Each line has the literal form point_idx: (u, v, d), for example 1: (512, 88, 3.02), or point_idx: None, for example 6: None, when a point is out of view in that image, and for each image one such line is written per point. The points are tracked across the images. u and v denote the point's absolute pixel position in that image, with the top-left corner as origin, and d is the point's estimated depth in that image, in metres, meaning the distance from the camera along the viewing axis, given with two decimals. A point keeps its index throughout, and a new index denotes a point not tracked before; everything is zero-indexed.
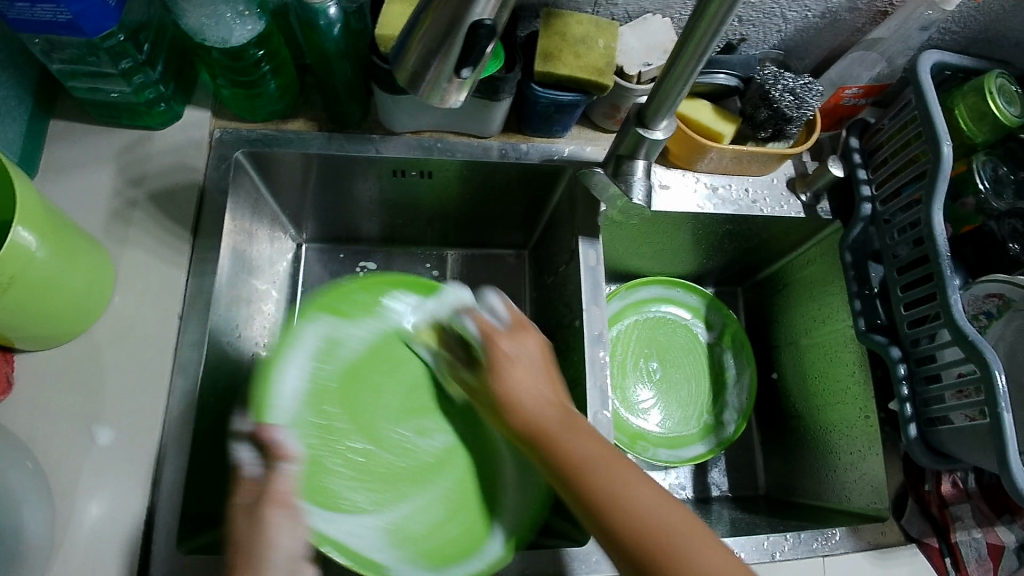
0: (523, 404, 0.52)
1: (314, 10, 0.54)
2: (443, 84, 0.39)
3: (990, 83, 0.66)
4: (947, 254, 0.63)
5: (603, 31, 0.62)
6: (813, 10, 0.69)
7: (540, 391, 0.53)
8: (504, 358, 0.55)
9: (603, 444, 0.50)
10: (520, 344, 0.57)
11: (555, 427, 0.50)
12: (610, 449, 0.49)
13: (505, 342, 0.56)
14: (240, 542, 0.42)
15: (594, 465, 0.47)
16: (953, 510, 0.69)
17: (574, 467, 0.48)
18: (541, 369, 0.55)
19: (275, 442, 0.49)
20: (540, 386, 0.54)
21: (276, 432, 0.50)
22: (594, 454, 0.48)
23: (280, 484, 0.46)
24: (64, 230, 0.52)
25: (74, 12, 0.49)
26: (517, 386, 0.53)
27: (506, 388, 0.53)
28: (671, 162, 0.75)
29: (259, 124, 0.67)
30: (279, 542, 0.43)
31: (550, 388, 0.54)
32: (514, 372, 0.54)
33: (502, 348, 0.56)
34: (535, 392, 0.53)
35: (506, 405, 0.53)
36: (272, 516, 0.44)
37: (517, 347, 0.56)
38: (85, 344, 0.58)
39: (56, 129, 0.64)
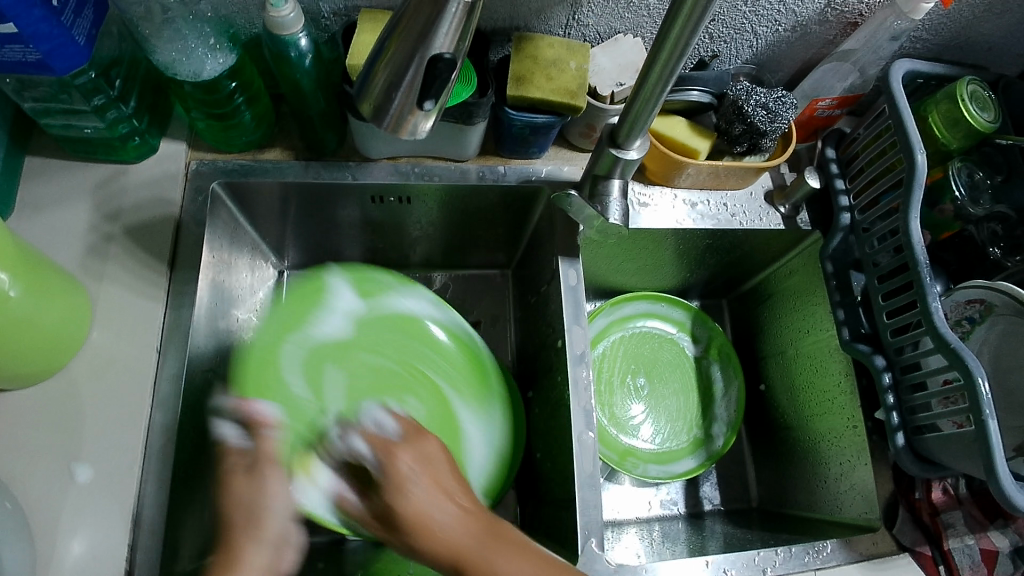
0: (438, 537, 0.43)
1: (284, 41, 0.54)
2: (406, 116, 0.39)
3: (961, 90, 0.67)
4: (926, 262, 0.63)
5: (574, 53, 0.63)
6: (783, 24, 0.69)
7: (445, 512, 0.44)
8: (403, 476, 0.46)
9: (551, 560, 0.44)
10: (412, 458, 0.47)
11: (476, 551, 0.43)
12: (545, 560, 0.44)
13: (404, 453, 0.47)
14: (234, 501, 0.46)
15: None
16: (945, 517, 0.68)
17: None
18: (439, 484, 0.46)
19: (255, 412, 0.53)
20: (444, 507, 0.45)
21: (257, 406, 0.54)
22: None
23: (269, 448, 0.49)
24: (38, 268, 0.52)
25: (43, 52, 0.50)
26: (422, 515, 0.44)
27: (411, 519, 0.44)
28: (649, 179, 0.75)
29: (236, 155, 0.67)
30: (277, 494, 0.47)
31: (455, 505, 0.45)
32: (420, 495, 0.45)
33: (399, 463, 0.46)
34: (442, 509, 0.44)
35: (418, 534, 0.44)
36: (270, 471, 0.48)
37: (411, 469, 0.46)
38: (62, 382, 0.58)
39: (32, 166, 0.64)
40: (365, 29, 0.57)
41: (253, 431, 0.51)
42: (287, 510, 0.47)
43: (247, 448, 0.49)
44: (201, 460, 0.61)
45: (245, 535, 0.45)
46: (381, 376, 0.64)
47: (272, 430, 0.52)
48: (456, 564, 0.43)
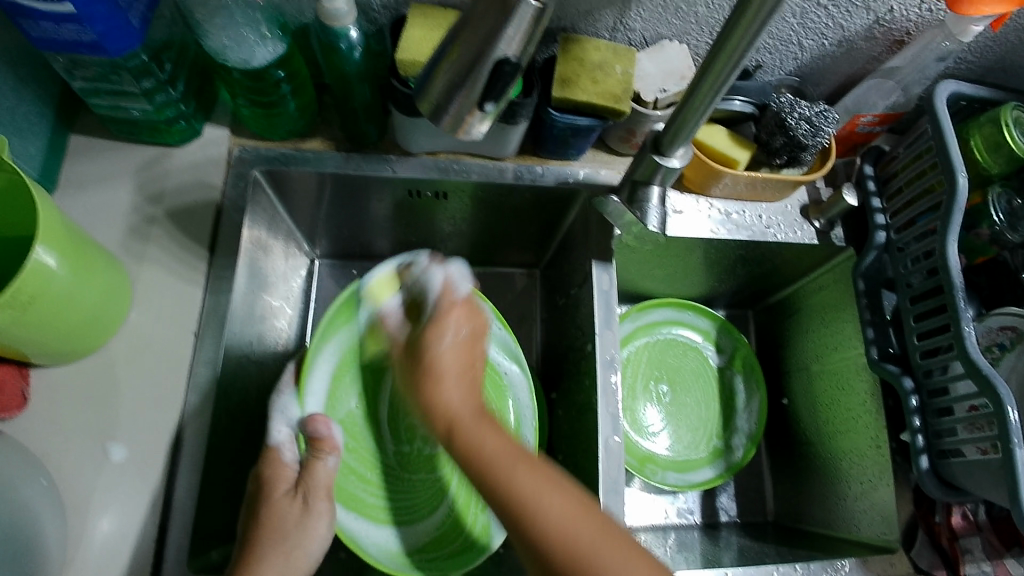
0: (443, 399, 0.52)
1: (335, 33, 0.54)
2: (464, 115, 0.39)
3: (1006, 115, 0.66)
4: (961, 285, 0.63)
5: (620, 57, 0.62)
6: (830, 38, 0.69)
7: (460, 394, 0.52)
8: (440, 333, 0.56)
9: (525, 453, 0.49)
10: (461, 317, 0.58)
11: (466, 424, 0.50)
12: (521, 450, 0.48)
13: (456, 313, 0.58)
14: (274, 522, 0.53)
15: (515, 470, 0.47)
16: (963, 542, 0.69)
17: (482, 464, 0.47)
18: (465, 370, 0.54)
19: (324, 433, 0.58)
20: (461, 391, 0.53)
21: (326, 422, 0.58)
22: (502, 450, 0.48)
23: (317, 474, 0.56)
24: (82, 247, 0.53)
25: (98, 33, 0.50)
26: (443, 385, 0.53)
27: (433, 368, 0.54)
28: (686, 187, 0.75)
29: (277, 142, 0.67)
30: (318, 533, 0.54)
31: (468, 391, 0.53)
32: (442, 359, 0.54)
33: (437, 337, 0.56)
34: (455, 387, 0.53)
35: (432, 378, 0.53)
36: (320, 507, 0.55)
37: (456, 329, 0.57)
38: (100, 360, 0.59)
39: (77, 145, 0.64)
40: (415, 24, 0.57)
41: (313, 450, 0.57)
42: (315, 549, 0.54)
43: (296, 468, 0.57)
44: (231, 444, 0.61)
45: (272, 557, 0.52)
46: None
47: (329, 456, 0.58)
48: (449, 420, 0.51)
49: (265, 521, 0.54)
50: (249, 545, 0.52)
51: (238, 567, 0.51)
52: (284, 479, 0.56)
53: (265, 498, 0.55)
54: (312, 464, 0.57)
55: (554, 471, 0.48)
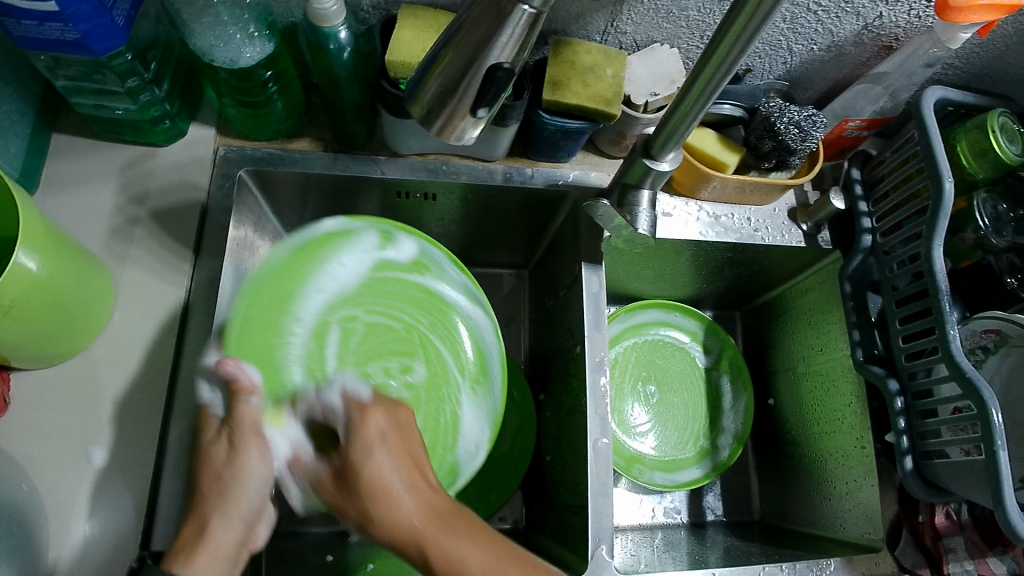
0: (394, 516, 0.48)
1: (325, 34, 0.54)
2: (456, 120, 0.39)
3: (993, 121, 0.67)
4: (946, 290, 0.63)
5: (611, 60, 0.62)
6: (819, 43, 0.69)
7: (410, 501, 0.48)
8: (367, 436, 0.51)
9: (502, 545, 0.47)
10: (379, 424, 0.52)
11: (427, 531, 0.47)
12: (495, 547, 0.47)
13: (373, 413, 0.52)
14: (210, 469, 0.49)
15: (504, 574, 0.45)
16: (946, 542, 0.70)
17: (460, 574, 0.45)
18: (402, 455, 0.51)
19: (236, 376, 0.53)
20: (408, 493, 0.49)
21: (238, 363, 0.53)
22: (481, 561, 0.45)
23: (250, 416, 0.52)
24: (65, 250, 0.52)
25: (82, 31, 0.49)
26: (384, 492, 0.48)
27: (370, 483, 0.49)
28: (675, 190, 0.75)
29: (263, 143, 0.66)
30: (253, 468, 0.50)
31: (415, 491, 0.49)
32: (379, 462, 0.50)
33: (365, 432, 0.51)
34: (399, 479, 0.49)
35: (378, 498, 0.48)
36: (252, 445, 0.51)
37: (382, 428, 0.52)
38: (83, 363, 0.58)
39: (59, 143, 0.63)
40: (405, 26, 0.56)
41: (233, 393, 0.52)
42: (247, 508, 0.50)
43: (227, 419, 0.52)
44: None
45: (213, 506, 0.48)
46: (383, 342, 0.63)
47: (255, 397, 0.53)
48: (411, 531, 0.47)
49: (202, 469, 0.50)
50: (193, 495, 0.49)
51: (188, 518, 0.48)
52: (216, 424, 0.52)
53: (203, 443, 0.51)
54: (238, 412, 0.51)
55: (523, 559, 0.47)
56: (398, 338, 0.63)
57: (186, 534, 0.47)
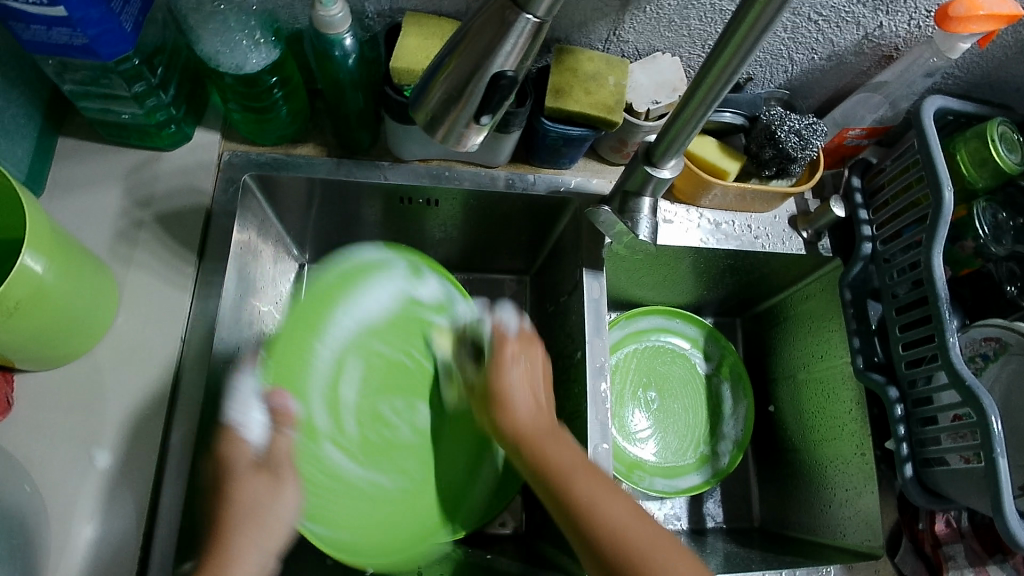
0: (514, 410, 0.56)
1: (330, 40, 0.54)
2: (459, 128, 0.40)
3: (992, 130, 0.68)
4: (946, 297, 0.64)
5: (613, 68, 0.63)
6: (820, 53, 0.70)
7: (528, 403, 0.57)
8: (506, 361, 0.58)
9: (589, 466, 0.54)
10: (516, 349, 0.59)
11: (535, 433, 0.55)
12: (588, 464, 0.54)
13: (511, 344, 0.59)
14: (243, 500, 0.49)
15: (574, 480, 0.52)
16: (947, 549, 0.70)
17: (549, 469, 0.53)
18: (531, 381, 0.58)
19: (279, 406, 0.53)
20: (528, 398, 0.57)
21: (284, 394, 0.54)
22: (574, 466, 0.53)
23: (286, 450, 0.52)
24: (71, 253, 0.52)
25: (90, 36, 0.49)
26: (512, 393, 0.57)
27: (500, 387, 0.57)
28: (676, 197, 0.76)
29: (268, 148, 0.67)
30: (287, 500, 0.50)
31: (535, 404, 0.57)
32: (514, 379, 0.57)
33: (505, 352, 0.59)
34: (524, 396, 0.57)
35: (498, 406, 0.57)
36: (288, 476, 0.51)
37: (518, 366, 0.58)
38: (87, 365, 0.58)
39: (65, 147, 0.64)
40: (409, 33, 0.57)
41: (275, 424, 0.53)
42: (264, 543, 0.48)
43: (261, 449, 0.51)
44: None
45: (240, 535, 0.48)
46: (398, 377, 0.61)
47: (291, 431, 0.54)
48: (518, 430, 0.56)
49: (233, 498, 0.49)
50: (220, 524, 0.48)
51: (209, 549, 0.47)
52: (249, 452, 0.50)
53: (229, 471, 0.50)
54: (277, 446, 0.51)
55: (617, 488, 0.53)
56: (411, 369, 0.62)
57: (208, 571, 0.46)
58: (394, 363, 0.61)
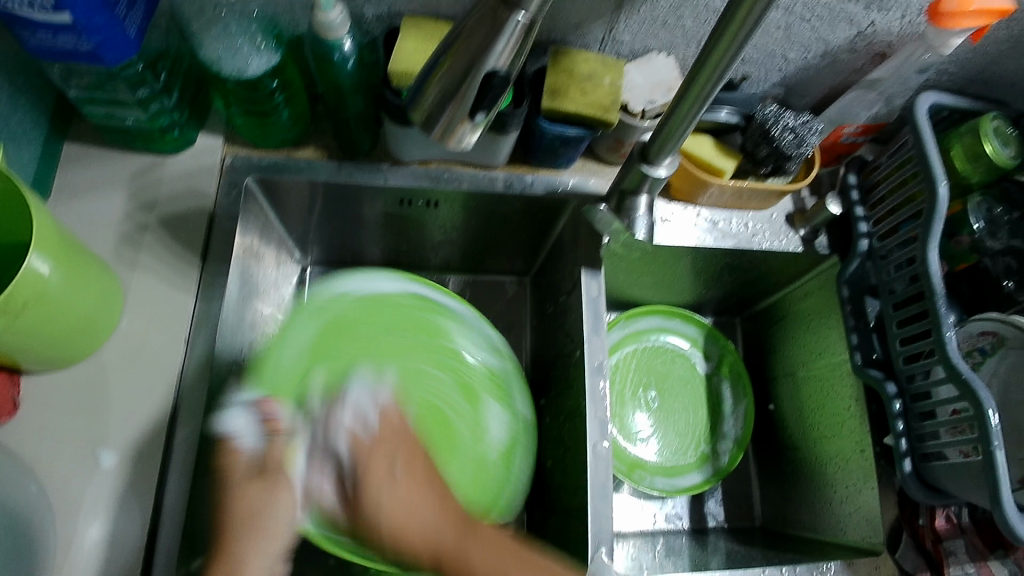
0: (371, 504, 0.46)
1: (329, 44, 0.55)
2: (456, 125, 0.40)
3: (986, 125, 0.68)
4: (942, 292, 0.64)
5: (609, 68, 0.64)
6: (813, 51, 0.71)
7: (386, 499, 0.46)
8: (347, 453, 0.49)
9: (440, 523, 0.45)
10: (379, 464, 0.47)
11: (405, 534, 0.45)
12: (438, 522, 0.45)
13: (372, 441, 0.49)
14: (220, 518, 0.51)
15: (440, 521, 0.45)
16: (948, 545, 0.70)
17: (433, 554, 0.44)
18: (410, 475, 0.47)
19: (267, 412, 0.52)
20: (401, 494, 0.46)
21: (274, 405, 0.53)
22: (438, 531, 0.45)
23: (281, 457, 0.48)
24: (76, 255, 0.53)
25: (95, 42, 0.51)
26: (375, 495, 0.46)
27: (367, 496, 0.46)
28: (673, 195, 0.77)
29: (270, 151, 0.68)
30: None
31: (409, 491, 0.46)
32: (371, 475, 0.47)
33: (359, 463, 0.48)
34: (386, 494, 0.46)
35: (359, 503, 0.47)
36: None
37: (346, 447, 0.50)
38: (92, 367, 0.59)
39: (70, 153, 0.65)
40: (408, 36, 0.58)
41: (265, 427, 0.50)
42: (279, 549, 0.45)
43: (254, 455, 0.48)
44: None
45: None
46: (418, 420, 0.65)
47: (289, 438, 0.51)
48: (425, 529, 0.45)
49: (211, 515, 0.52)
50: None
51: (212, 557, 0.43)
52: (244, 456, 0.48)
53: (230, 478, 0.46)
54: (275, 451, 0.48)
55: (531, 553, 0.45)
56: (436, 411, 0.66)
57: None
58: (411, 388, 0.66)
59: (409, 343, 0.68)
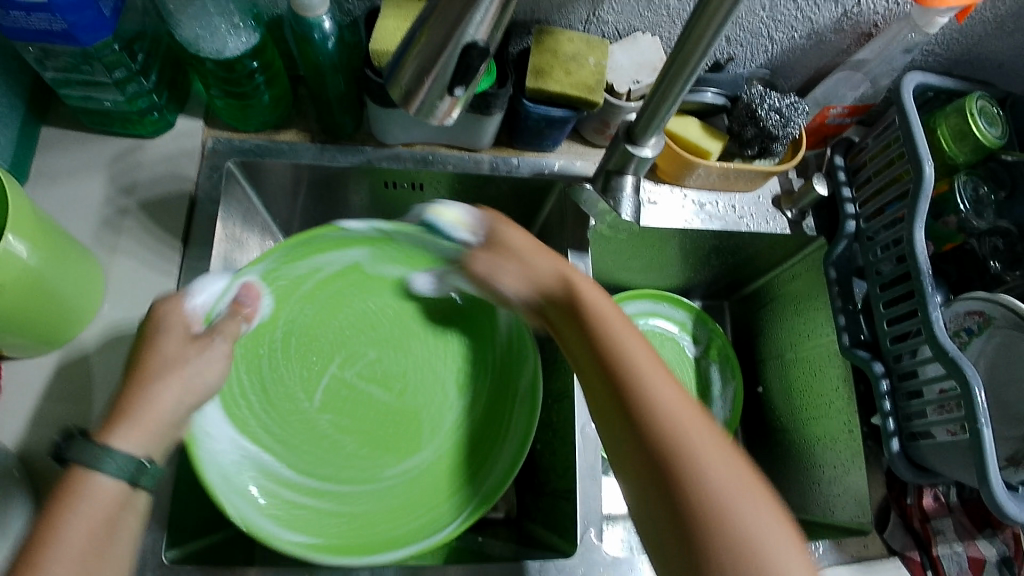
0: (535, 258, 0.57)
1: (309, 23, 0.54)
2: (434, 100, 0.40)
3: (971, 105, 0.68)
4: (928, 272, 0.64)
5: (593, 48, 0.63)
6: (799, 31, 0.70)
7: (510, 271, 0.58)
8: (499, 232, 0.59)
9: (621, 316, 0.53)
10: (522, 242, 0.58)
11: (557, 284, 0.55)
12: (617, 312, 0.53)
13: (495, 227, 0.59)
14: (165, 352, 0.49)
15: (585, 297, 0.53)
16: (935, 523, 0.71)
17: (580, 310, 0.53)
18: (507, 250, 0.58)
19: (247, 299, 0.59)
20: (544, 258, 0.57)
21: (253, 295, 0.60)
22: (606, 312, 0.52)
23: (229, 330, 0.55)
24: (53, 237, 0.53)
25: (69, 22, 0.50)
26: (530, 261, 0.57)
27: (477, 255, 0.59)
28: (660, 177, 0.76)
29: (251, 134, 0.67)
30: (210, 367, 0.52)
31: (555, 265, 0.56)
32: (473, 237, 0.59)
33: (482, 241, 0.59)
34: (540, 259, 0.57)
35: (512, 258, 0.58)
36: (217, 343, 0.53)
37: (507, 228, 0.59)
38: (72, 352, 0.59)
39: (48, 136, 0.64)
40: (389, 14, 0.57)
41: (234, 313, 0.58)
42: (181, 392, 0.49)
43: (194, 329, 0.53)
44: None
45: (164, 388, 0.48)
46: (375, 419, 0.62)
47: (243, 324, 0.59)
48: (558, 272, 0.56)
49: (156, 347, 0.50)
50: (137, 369, 0.48)
51: (128, 383, 0.47)
52: (191, 324, 0.53)
53: (161, 324, 0.51)
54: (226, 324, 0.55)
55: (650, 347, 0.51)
56: (391, 426, 0.62)
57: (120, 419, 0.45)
58: (394, 381, 0.64)
59: (430, 342, 0.66)
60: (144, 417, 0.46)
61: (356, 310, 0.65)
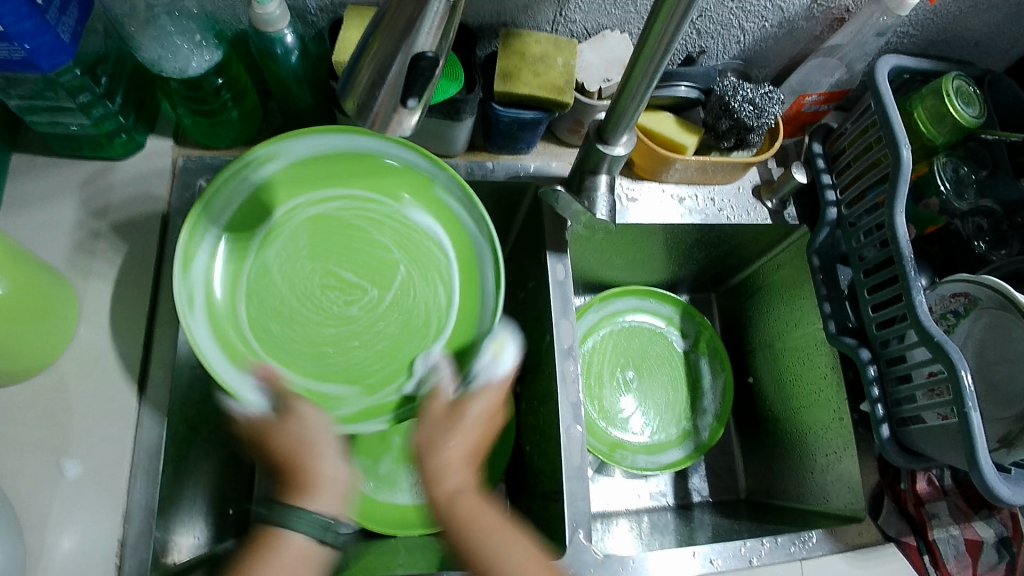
0: (443, 468, 0.54)
1: (271, 38, 0.54)
2: (390, 114, 0.38)
3: (947, 86, 0.67)
4: (911, 257, 0.63)
5: (561, 49, 0.63)
6: (770, 20, 0.70)
7: (455, 476, 0.54)
8: (443, 435, 0.55)
9: (499, 517, 0.53)
10: (438, 412, 0.57)
11: (447, 507, 0.53)
12: (499, 518, 0.53)
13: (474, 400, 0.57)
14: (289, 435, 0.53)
15: (486, 532, 0.51)
16: (929, 508, 0.70)
17: (484, 556, 0.50)
18: (469, 436, 0.56)
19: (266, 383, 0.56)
20: (458, 471, 0.54)
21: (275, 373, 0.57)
22: (511, 547, 0.51)
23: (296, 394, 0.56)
24: (26, 265, 0.52)
25: (28, 49, 0.49)
26: (443, 462, 0.54)
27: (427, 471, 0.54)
28: (637, 174, 0.76)
29: (222, 151, 0.67)
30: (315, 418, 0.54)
31: (467, 440, 0.55)
32: (440, 454, 0.54)
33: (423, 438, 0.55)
34: (454, 472, 0.54)
35: (432, 479, 0.54)
36: (301, 408, 0.55)
37: (477, 406, 0.57)
38: (52, 378, 0.58)
39: (18, 162, 0.64)
40: (352, 25, 0.57)
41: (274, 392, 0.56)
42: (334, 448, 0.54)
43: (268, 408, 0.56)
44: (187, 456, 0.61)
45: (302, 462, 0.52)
46: (366, 268, 0.62)
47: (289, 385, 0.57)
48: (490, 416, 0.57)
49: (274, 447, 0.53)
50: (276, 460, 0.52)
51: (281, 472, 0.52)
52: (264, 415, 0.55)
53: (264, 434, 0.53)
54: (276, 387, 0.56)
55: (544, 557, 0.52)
56: (378, 255, 0.63)
57: (292, 486, 0.51)
58: (341, 246, 0.62)
59: (292, 232, 0.62)
60: (322, 478, 0.52)
61: (252, 296, 0.59)
